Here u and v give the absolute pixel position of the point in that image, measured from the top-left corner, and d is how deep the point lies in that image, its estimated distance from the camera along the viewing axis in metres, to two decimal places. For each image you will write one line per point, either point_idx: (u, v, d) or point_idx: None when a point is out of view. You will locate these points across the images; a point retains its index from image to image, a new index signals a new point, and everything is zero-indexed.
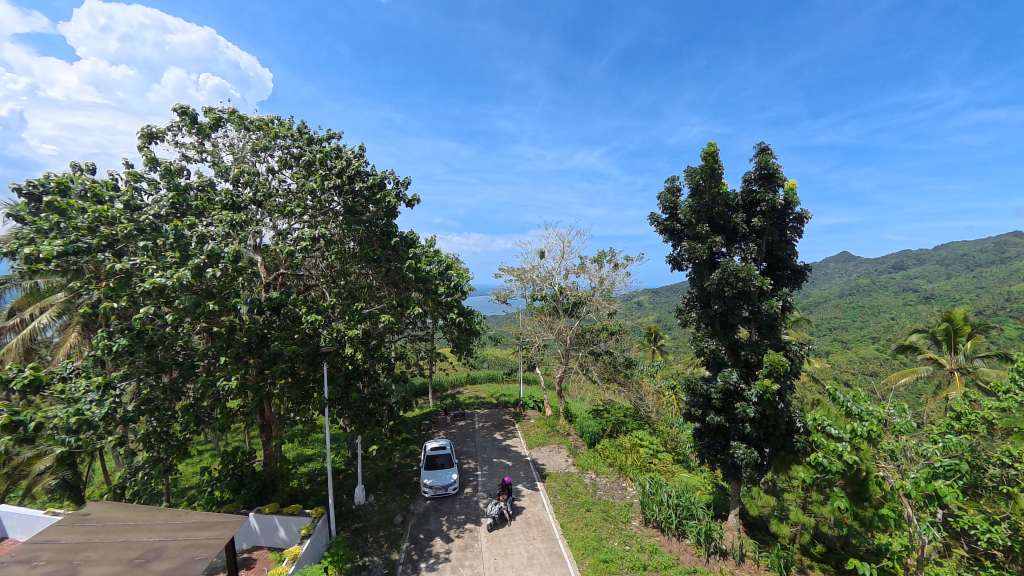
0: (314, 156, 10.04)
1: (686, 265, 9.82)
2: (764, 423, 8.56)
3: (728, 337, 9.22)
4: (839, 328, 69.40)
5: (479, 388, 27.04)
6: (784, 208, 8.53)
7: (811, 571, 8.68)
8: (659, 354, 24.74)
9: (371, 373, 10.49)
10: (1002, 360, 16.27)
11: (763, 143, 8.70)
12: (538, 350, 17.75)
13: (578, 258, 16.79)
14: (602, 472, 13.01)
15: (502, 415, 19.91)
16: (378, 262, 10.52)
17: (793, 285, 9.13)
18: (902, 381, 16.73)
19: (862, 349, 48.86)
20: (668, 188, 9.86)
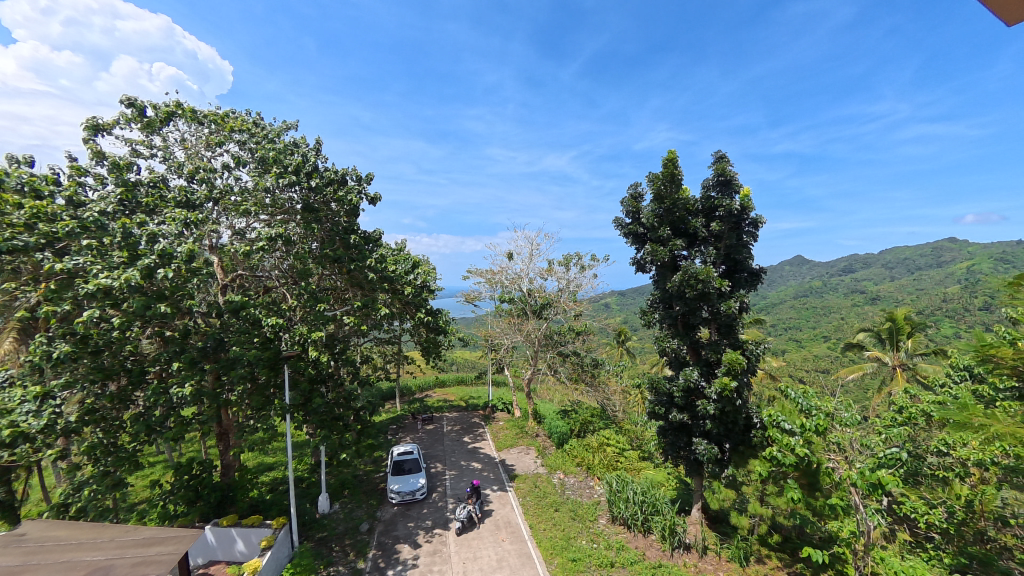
0: (271, 152, 9.70)
1: (649, 268, 10.09)
2: (724, 419, 8.91)
3: (689, 337, 9.50)
4: (793, 327, 72.94)
5: (449, 390, 26.90)
6: (740, 213, 8.88)
7: (768, 561, 9.02)
8: (626, 354, 25.34)
9: (336, 378, 10.29)
10: (938, 356, 17.51)
11: (721, 151, 9.03)
12: (506, 351, 17.76)
13: (546, 261, 17.01)
14: (570, 472, 13.20)
15: (471, 418, 19.84)
16: (339, 263, 10.27)
17: (750, 286, 9.45)
18: (851, 376, 17.76)
19: (815, 348, 51.29)
20: (631, 193, 10.15)
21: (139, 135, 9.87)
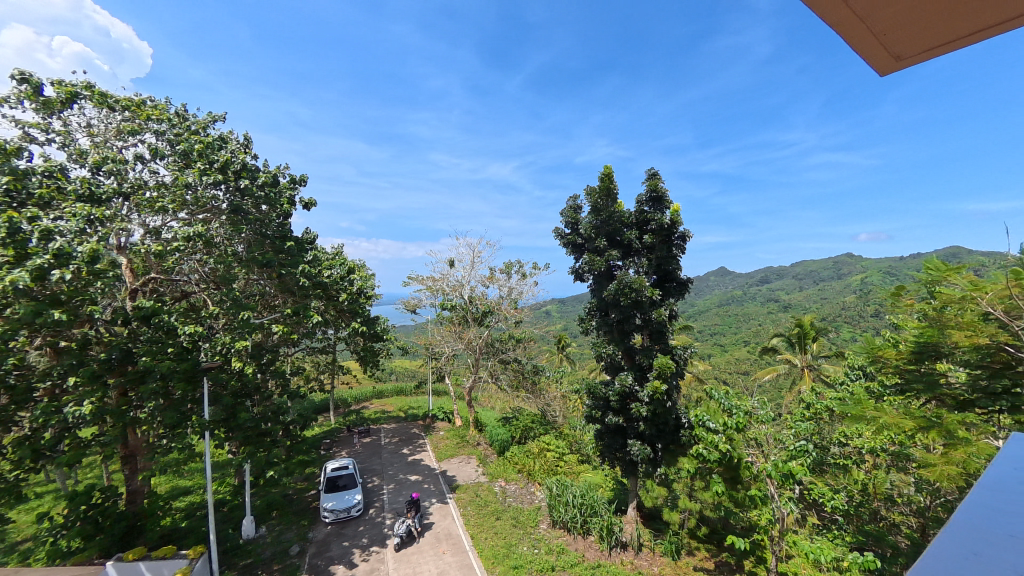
0: (193, 145, 8.94)
1: (587, 277, 10.43)
2: (656, 420, 9.38)
3: (624, 343, 9.92)
4: (717, 333, 78.44)
5: (387, 401, 26.03)
6: (670, 227, 9.44)
7: (697, 552, 9.57)
8: (566, 360, 25.92)
9: (263, 391, 9.61)
10: (838, 357, 19.56)
11: (653, 168, 9.57)
12: (447, 359, 17.52)
13: (488, 268, 17.06)
14: (511, 479, 13.25)
15: (410, 429, 19.33)
16: (269, 267, 9.67)
17: (678, 295, 10.05)
18: (767, 377, 19.37)
19: (736, 351, 55.46)
20: (570, 204, 10.47)
21: (33, 116, 8.69)
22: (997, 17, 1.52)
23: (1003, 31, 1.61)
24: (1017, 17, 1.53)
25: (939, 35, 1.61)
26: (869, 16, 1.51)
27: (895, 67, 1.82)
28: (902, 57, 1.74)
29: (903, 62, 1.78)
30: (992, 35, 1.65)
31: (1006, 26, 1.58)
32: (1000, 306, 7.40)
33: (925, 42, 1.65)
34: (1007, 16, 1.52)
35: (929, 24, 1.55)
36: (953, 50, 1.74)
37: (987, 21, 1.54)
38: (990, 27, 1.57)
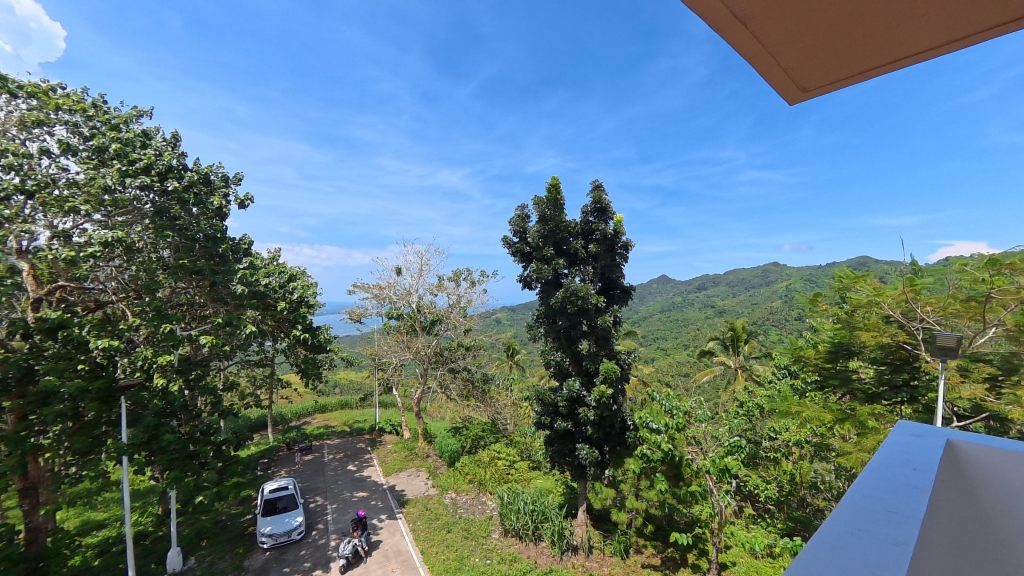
0: (111, 141, 8.18)
1: (534, 285, 10.58)
2: (603, 424, 9.63)
3: (572, 349, 10.12)
4: (660, 337, 82.10)
5: (331, 416, 24.88)
6: (614, 237, 9.82)
7: (644, 550, 9.88)
8: (516, 367, 26.06)
9: (192, 409, 8.87)
10: (766, 358, 21.06)
11: (597, 180, 9.94)
12: (395, 370, 17.06)
13: (436, 277, 16.87)
14: (462, 490, 13.06)
15: (356, 443, 18.59)
16: (199, 274, 9.08)
17: (622, 302, 10.44)
18: (705, 378, 20.50)
19: (677, 355, 58.28)
20: (518, 213, 10.62)
21: None
22: (883, 58, 1.75)
23: (888, 70, 1.86)
24: (897, 60, 1.77)
25: (837, 71, 1.83)
26: (781, 52, 1.67)
27: (802, 97, 2.03)
28: (807, 89, 1.95)
29: (809, 92, 1.99)
30: (879, 73, 1.89)
31: (891, 66, 1.82)
32: (899, 309, 8.34)
33: (826, 76, 1.86)
34: (889, 59, 1.76)
35: (828, 61, 1.75)
36: (846, 85, 1.98)
37: (874, 62, 1.77)
38: (875, 67, 1.81)
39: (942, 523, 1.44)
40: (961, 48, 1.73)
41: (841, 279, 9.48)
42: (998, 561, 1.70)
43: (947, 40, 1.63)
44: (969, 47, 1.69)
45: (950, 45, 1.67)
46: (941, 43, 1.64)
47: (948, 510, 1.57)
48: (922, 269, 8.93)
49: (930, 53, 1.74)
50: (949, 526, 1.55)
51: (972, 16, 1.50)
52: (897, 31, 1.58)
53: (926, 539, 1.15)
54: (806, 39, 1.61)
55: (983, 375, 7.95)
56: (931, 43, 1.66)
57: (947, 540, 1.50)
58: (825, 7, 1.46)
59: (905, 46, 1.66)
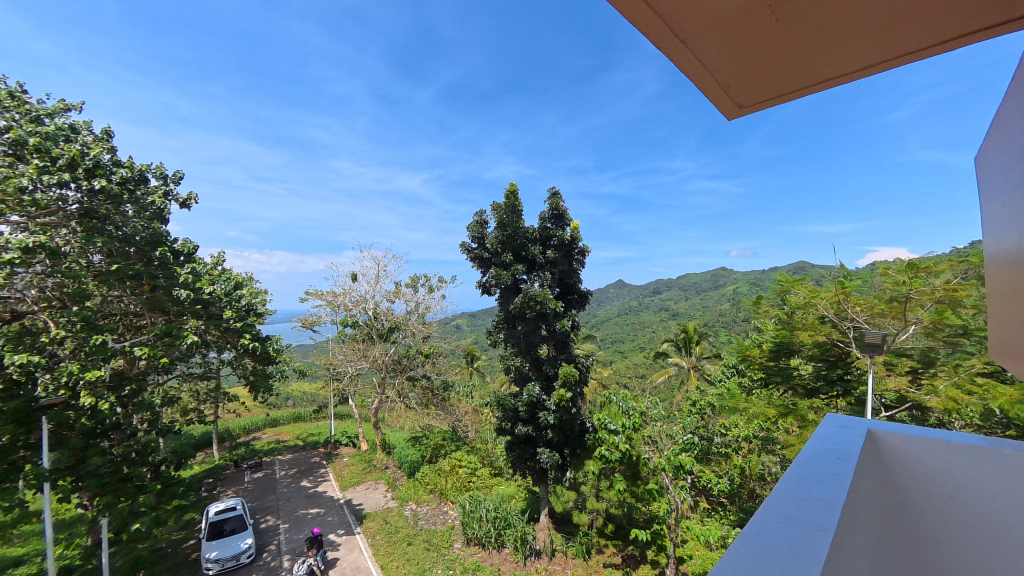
0: (30, 136, 7.46)
1: (493, 290, 10.60)
2: (563, 427, 9.78)
3: (531, 354, 10.21)
4: (618, 340, 84.23)
5: (282, 430, 23.74)
6: (571, 243, 10.05)
7: (605, 549, 10.06)
8: (476, 374, 25.95)
9: (126, 428, 8.20)
10: (715, 357, 22.09)
11: (554, 187, 10.14)
12: (351, 379, 16.54)
13: (393, 283, 16.57)
14: (423, 501, 12.81)
15: (310, 458, 17.83)
16: (135, 280, 8.48)
17: (580, 307, 10.67)
18: (660, 378, 21.21)
19: (634, 357, 59.95)
20: (476, 219, 10.64)
21: None
22: (807, 80, 1.92)
23: (810, 92, 2.04)
24: (818, 82, 1.95)
25: (768, 90, 1.98)
26: (719, 70, 1.78)
27: (737, 113, 2.17)
28: (742, 105, 2.09)
29: (743, 109, 2.13)
30: (801, 94, 2.08)
31: (812, 88, 2.00)
32: (832, 309, 8.99)
33: (759, 94, 2.00)
34: (811, 81, 1.93)
35: (762, 81, 1.89)
36: (774, 104, 2.15)
37: (799, 83, 1.94)
38: (799, 88, 1.98)
39: (863, 508, 1.55)
40: (870, 74, 1.94)
41: (781, 282, 10.13)
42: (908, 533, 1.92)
43: (859, 66, 1.83)
44: (877, 73, 1.89)
45: (862, 71, 1.87)
46: (856, 68, 1.83)
47: (869, 496, 1.69)
48: (851, 272, 9.69)
49: (845, 77, 1.94)
50: (869, 511, 1.68)
51: (881, 45, 1.68)
52: (821, 56, 1.73)
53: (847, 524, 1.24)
54: (742, 60, 1.72)
55: (905, 369, 8.70)
56: (847, 68, 1.85)
57: (868, 523, 1.62)
58: (759, 32, 1.58)
59: (825, 70, 1.84)
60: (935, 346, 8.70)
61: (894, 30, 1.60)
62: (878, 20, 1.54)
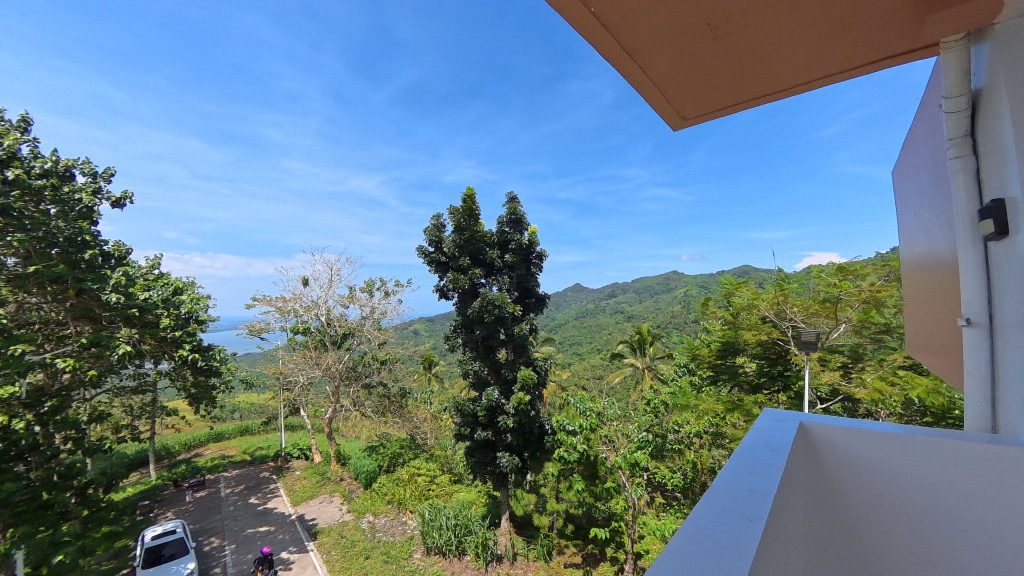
0: None
1: (451, 295, 10.50)
2: (522, 430, 9.86)
3: (489, 358, 10.19)
4: (576, 343, 85.75)
5: (227, 444, 22.37)
6: (528, 247, 10.17)
7: (566, 550, 10.17)
8: (434, 380, 25.59)
9: (47, 449, 7.45)
10: (668, 357, 22.94)
11: (512, 192, 10.22)
12: (302, 389, 15.85)
13: (347, 288, 16.09)
14: (381, 512, 12.45)
15: (259, 473, 16.90)
16: (57, 285, 7.73)
17: (538, 310, 10.78)
18: (616, 379, 21.78)
19: (592, 358, 61.18)
20: (433, 223, 10.54)
21: None
22: (742, 96, 2.05)
23: (746, 107, 2.18)
24: (753, 98, 2.09)
25: (708, 104, 2.10)
26: (664, 83, 1.86)
27: (681, 125, 2.29)
28: (686, 117, 2.20)
29: (687, 121, 2.25)
30: (739, 109, 2.22)
31: (748, 103, 2.14)
32: (772, 310, 9.57)
33: (701, 107, 2.12)
34: (747, 96, 2.07)
35: (702, 95, 2.00)
36: (715, 117, 2.28)
37: (736, 99, 2.07)
38: (736, 103, 2.11)
39: (794, 497, 1.65)
40: (797, 92, 2.10)
41: (726, 284, 10.70)
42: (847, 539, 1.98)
43: (788, 85, 1.97)
44: (803, 92, 2.05)
45: (790, 89, 2.02)
46: (785, 86, 1.97)
47: (800, 485, 1.81)
48: (788, 275, 10.39)
49: (777, 94, 2.09)
50: (800, 499, 1.79)
51: (808, 67, 1.83)
52: (755, 73, 1.85)
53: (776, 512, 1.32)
54: (684, 75, 1.81)
55: (837, 364, 9.40)
56: (778, 86, 1.99)
57: (800, 511, 1.72)
58: (699, 50, 1.67)
59: (758, 87, 1.97)
60: (863, 342, 9.44)
61: (818, 54, 1.74)
62: (805, 45, 1.67)
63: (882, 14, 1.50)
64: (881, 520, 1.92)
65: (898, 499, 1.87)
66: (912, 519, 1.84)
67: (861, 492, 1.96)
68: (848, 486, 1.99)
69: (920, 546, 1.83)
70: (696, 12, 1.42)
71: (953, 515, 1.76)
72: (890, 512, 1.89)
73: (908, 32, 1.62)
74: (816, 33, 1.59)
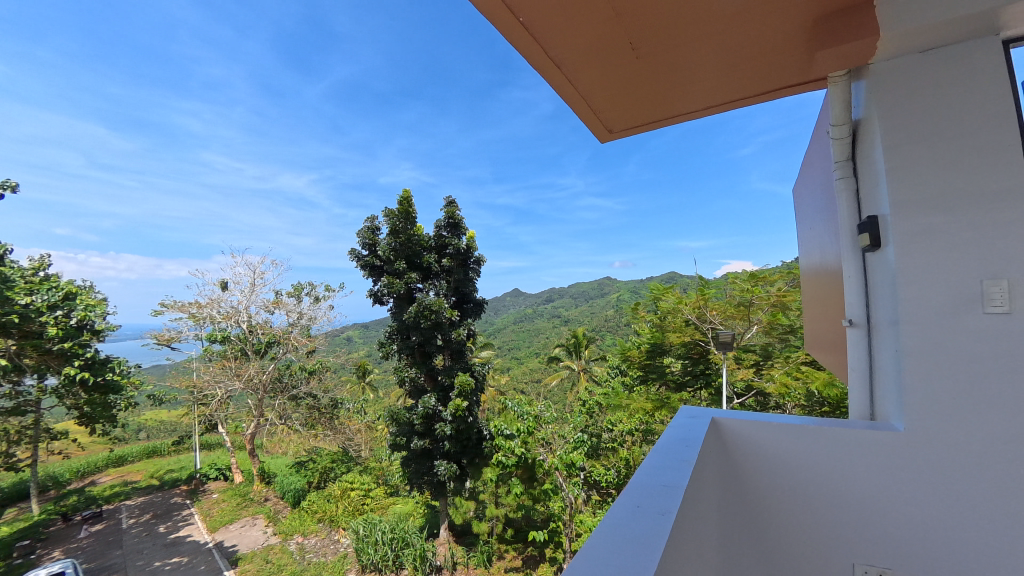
0: None
1: (386, 300, 10.19)
2: (460, 437, 9.84)
3: (426, 365, 10.01)
4: (516, 347, 86.62)
5: (129, 469, 20.00)
6: (466, 252, 10.17)
7: (506, 554, 10.19)
8: (369, 389, 24.67)
9: None
10: (601, 360, 23.88)
11: (450, 196, 10.18)
12: (220, 403, 14.58)
13: (272, 292, 15.11)
14: (310, 532, 11.74)
15: (168, 499, 15.27)
16: None
17: (476, 315, 10.76)
18: (553, 382, 22.31)
19: (530, 363, 62.08)
20: (368, 226, 10.21)
21: None
22: (661, 114, 2.20)
23: (666, 124, 2.34)
24: (671, 116, 2.24)
25: (632, 119, 2.23)
26: (591, 96, 1.95)
27: (609, 137, 2.41)
28: (612, 130, 2.32)
29: (613, 134, 2.37)
30: (660, 126, 2.38)
31: (668, 120, 2.30)
32: (694, 313, 10.28)
33: (626, 121, 2.24)
34: (666, 114, 2.22)
35: (627, 111, 2.12)
36: (639, 132, 2.43)
37: (657, 116, 2.22)
38: (657, 120, 2.26)
39: (706, 488, 1.79)
40: (710, 114, 2.28)
41: (654, 289, 11.34)
42: (755, 521, 2.19)
43: (702, 106, 2.15)
44: (715, 113, 2.24)
45: (704, 110, 2.20)
46: (700, 107, 2.15)
47: (711, 477, 1.96)
48: (707, 281, 11.24)
49: (693, 114, 2.27)
50: (712, 490, 1.93)
51: (720, 90, 2.00)
52: (672, 94, 2.00)
53: (688, 503, 1.42)
54: (609, 89, 1.90)
55: (750, 362, 10.29)
56: (693, 107, 2.16)
57: (711, 501, 1.87)
58: (622, 68, 1.76)
59: (675, 107, 2.13)
60: (772, 342, 10.40)
61: (728, 79, 1.90)
62: (716, 70, 1.82)
63: (779, 47, 1.68)
64: (782, 505, 2.12)
65: (796, 484, 2.08)
66: (806, 500, 2.06)
67: (764, 479, 2.15)
68: (755, 476, 2.18)
69: (816, 528, 2.04)
70: (617, 31, 1.50)
71: (838, 493, 1.99)
72: (787, 495, 2.10)
73: (801, 66, 1.83)
74: (726, 59, 1.74)
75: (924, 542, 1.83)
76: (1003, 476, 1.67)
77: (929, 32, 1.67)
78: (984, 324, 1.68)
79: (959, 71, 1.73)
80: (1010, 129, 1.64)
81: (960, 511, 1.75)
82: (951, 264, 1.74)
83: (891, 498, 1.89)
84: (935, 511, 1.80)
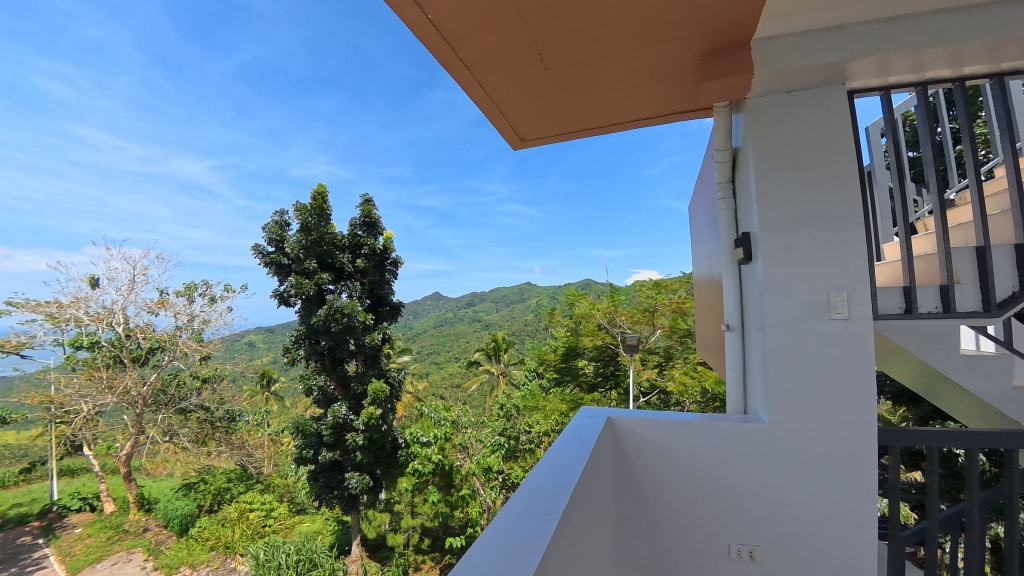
0: None
1: (293, 301, 9.51)
2: (373, 447, 9.64)
3: (336, 371, 9.49)
4: (438, 352, 85.28)
5: None
6: (383, 253, 9.89)
7: (422, 565, 9.93)
8: (273, 399, 22.75)
9: None
10: (520, 363, 24.36)
11: (367, 195, 9.82)
12: (85, 420, 12.55)
13: (157, 291, 13.39)
14: (200, 563, 10.49)
15: (12, 538, 12.76)
16: None
17: (392, 319, 10.44)
18: (472, 387, 22.29)
19: (451, 368, 61.45)
20: (275, 221, 9.51)
21: None
22: (569, 127, 2.34)
23: (574, 137, 2.49)
24: (578, 130, 2.39)
25: (542, 129, 2.35)
26: (503, 102, 2.01)
27: (521, 145, 2.50)
28: (524, 138, 2.42)
29: (525, 142, 2.47)
30: (568, 138, 2.52)
31: (576, 134, 2.44)
32: (605, 318, 10.90)
33: (537, 130, 2.35)
34: (573, 128, 2.36)
35: (537, 120, 2.23)
36: (549, 143, 2.55)
37: (565, 128, 2.35)
38: (565, 132, 2.40)
39: (600, 483, 1.90)
40: (613, 131, 2.47)
41: (568, 294, 11.86)
42: (645, 512, 2.37)
43: (606, 123, 2.32)
44: (617, 131, 2.43)
45: (607, 127, 2.38)
46: (603, 123, 2.31)
47: (605, 473, 2.08)
48: (617, 288, 12.00)
49: (597, 130, 2.44)
50: (607, 485, 2.05)
51: (621, 110, 2.18)
52: (578, 109, 2.14)
53: (580, 495, 1.50)
54: (519, 98, 1.99)
55: (654, 363, 11.14)
56: (598, 123, 2.32)
57: (605, 496, 1.99)
58: (531, 80, 1.85)
59: (582, 120, 2.27)
60: (672, 344, 11.33)
61: (629, 98, 2.07)
62: (617, 89, 1.97)
63: (670, 74, 1.86)
64: (668, 496, 2.32)
65: (678, 474, 2.29)
66: (689, 488, 2.28)
67: (654, 472, 2.34)
68: (645, 470, 2.36)
69: (696, 514, 2.27)
70: (525, 42, 1.58)
71: (715, 481, 2.23)
72: (673, 485, 2.30)
73: (690, 92, 2.03)
74: (625, 81, 1.90)
75: (782, 518, 2.12)
76: (841, 456, 2.01)
77: (790, 75, 1.95)
78: (829, 329, 2.01)
79: (812, 114, 2.06)
80: (848, 164, 1.99)
81: (809, 488, 2.07)
82: (805, 276, 2.05)
83: (758, 482, 2.16)
84: (791, 490, 2.10)
